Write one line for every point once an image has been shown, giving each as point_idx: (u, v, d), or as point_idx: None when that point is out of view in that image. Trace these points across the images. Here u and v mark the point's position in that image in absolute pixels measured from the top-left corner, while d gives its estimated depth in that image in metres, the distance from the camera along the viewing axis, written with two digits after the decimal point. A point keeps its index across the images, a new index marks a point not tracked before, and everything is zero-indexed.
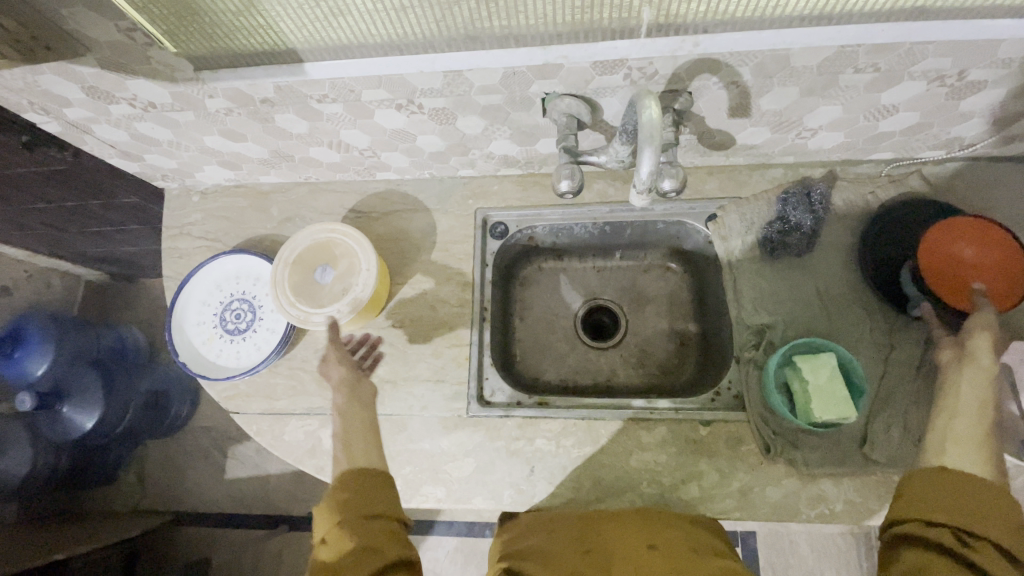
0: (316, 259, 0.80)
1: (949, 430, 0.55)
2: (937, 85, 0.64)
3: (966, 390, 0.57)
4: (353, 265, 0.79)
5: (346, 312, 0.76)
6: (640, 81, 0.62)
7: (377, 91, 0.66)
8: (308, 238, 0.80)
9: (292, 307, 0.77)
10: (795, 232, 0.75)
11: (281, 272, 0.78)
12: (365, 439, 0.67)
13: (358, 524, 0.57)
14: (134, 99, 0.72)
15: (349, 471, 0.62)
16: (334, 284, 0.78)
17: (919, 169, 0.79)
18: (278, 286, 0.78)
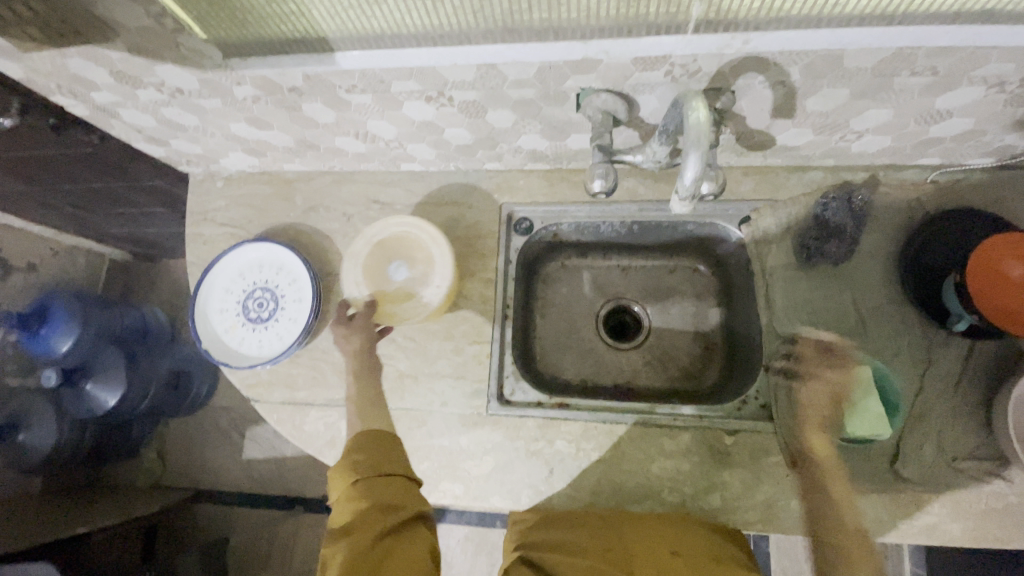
0: (394, 251, 0.81)
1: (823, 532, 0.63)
2: (996, 91, 0.60)
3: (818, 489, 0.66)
4: (426, 275, 0.80)
5: (400, 314, 0.80)
6: (681, 78, 0.59)
7: (407, 82, 0.64)
8: (398, 228, 0.81)
9: (358, 289, 0.81)
10: (834, 239, 0.72)
11: (361, 249, 0.81)
12: (374, 405, 0.75)
13: (372, 483, 0.64)
14: (162, 84, 0.71)
15: (363, 439, 0.68)
16: (402, 284, 0.80)
17: (967, 177, 0.75)
18: (354, 260, 0.81)
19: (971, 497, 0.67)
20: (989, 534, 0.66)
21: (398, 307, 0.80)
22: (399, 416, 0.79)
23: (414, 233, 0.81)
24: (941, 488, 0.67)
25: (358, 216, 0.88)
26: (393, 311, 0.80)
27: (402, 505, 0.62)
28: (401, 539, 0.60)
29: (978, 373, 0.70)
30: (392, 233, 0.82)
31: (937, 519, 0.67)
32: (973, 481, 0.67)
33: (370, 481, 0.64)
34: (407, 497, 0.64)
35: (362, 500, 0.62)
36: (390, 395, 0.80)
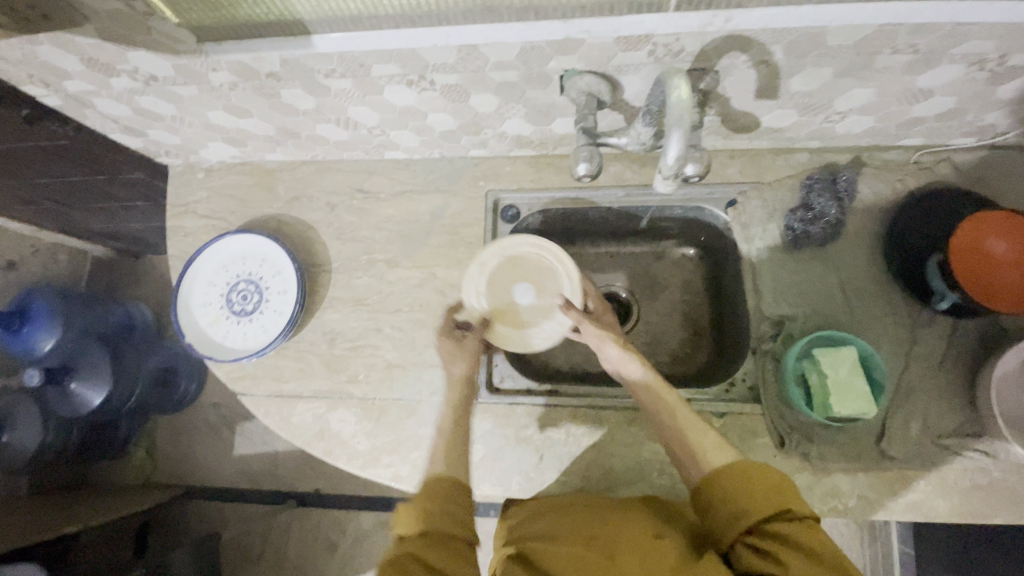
0: (523, 272, 0.78)
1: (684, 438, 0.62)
2: (977, 68, 0.60)
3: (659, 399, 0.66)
4: (552, 308, 0.77)
5: (513, 335, 0.76)
6: (665, 58, 0.59)
7: (387, 65, 0.63)
8: (535, 250, 0.77)
9: (478, 298, 0.78)
10: (818, 222, 0.73)
11: (493, 259, 0.78)
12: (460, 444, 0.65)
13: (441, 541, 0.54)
14: (136, 71, 0.69)
15: (454, 466, 0.62)
16: (525, 309, 0.77)
17: (950, 156, 0.76)
18: (483, 267, 0.78)
19: (955, 473, 0.68)
20: (974, 509, 0.67)
21: (512, 326, 0.77)
22: (389, 406, 0.78)
23: (549, 259, 0.77)
24: (926, 465, 0.68)
25: (342, 206, 0.87)
26: (507, 331, 0.77)
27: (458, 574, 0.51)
28: None
29: (961, 350, 0.70)
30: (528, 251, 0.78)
31: (922, 495, 0.68)
32: (957, 457, 0.68)
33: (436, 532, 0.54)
34: (455, 574, 0.51)
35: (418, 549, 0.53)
36: (379, 385, 0.79)
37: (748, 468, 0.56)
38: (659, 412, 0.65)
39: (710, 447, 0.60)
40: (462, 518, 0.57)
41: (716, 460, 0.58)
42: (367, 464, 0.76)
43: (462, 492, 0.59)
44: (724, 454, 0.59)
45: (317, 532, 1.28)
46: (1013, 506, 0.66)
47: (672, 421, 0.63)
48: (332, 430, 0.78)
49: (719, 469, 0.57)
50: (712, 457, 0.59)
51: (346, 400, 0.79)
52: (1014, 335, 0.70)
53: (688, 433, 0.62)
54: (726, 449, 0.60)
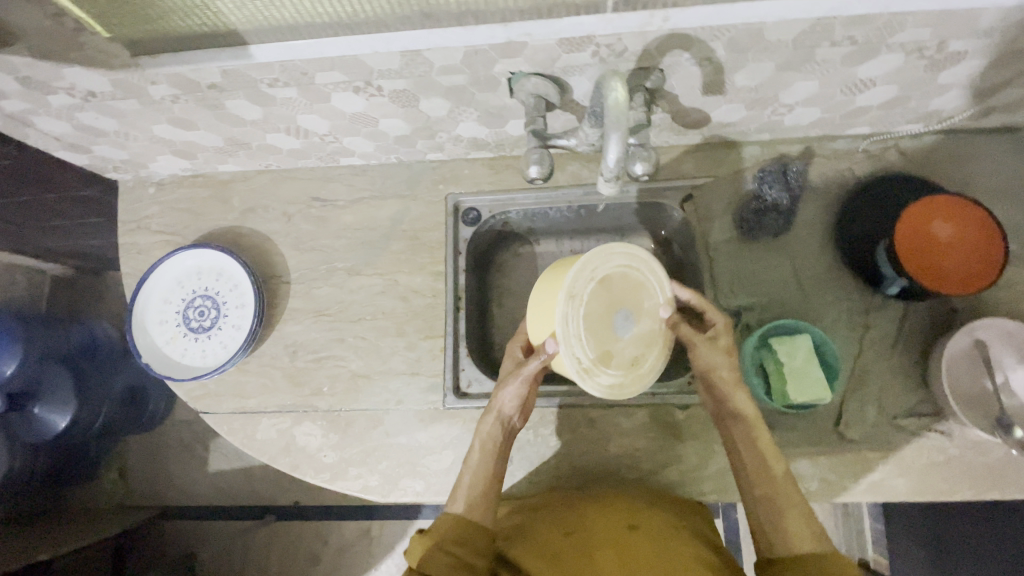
0: (616, 296, 0.61)
1: (786, 513, 0.56)
2: (915, 57, 0.62)
3: (761, 453, 0.60)
4: (653, 331, 0.64)
5: (622, 373, 0.61)
6: (609, 58, 0.59)
7: (332, 73, 0.62)
8: (623, 266, 0.62)
9: (576, 349, 0.58)
10: (771, 211, 0.74)
11: (584, 287, 0.59)
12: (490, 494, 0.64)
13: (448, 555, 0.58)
14: (72, 88, 0.67)
15: (474, 509, 0.62)
16: (627, 342, 0.62)
17: (896, 143, 0.78)
18: (573, 300, 0.58)
19: (913, 453, 0.70)
20: (932, 486, 0.69)
21: (618, 361, 0.61)
22: (355, 416, 0.78)
23: (641, 274, 0.63)
24: (883, 446, 0.70)
25: (300, 215, 0.86)
26: (615, 370, 0.61)
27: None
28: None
29: (913, 332, 0.72)
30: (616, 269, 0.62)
31: (882, 476, 0.69)
32: (914, 437, 0.70)
33: (443, 566, 0.57)
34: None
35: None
36: (345, 396, 0.79)
37: (834, 559, 0.52)
38: (760, 468, 0.59)
39: (799, 528, 0.55)
40: (473, 563, 0.58)
41: (805, 544, 0.54)
42: (336, 477, 0.75)
43: (479, 534, 0.61)
44: (816, 540, 0.54)
45: (297, 545, 1.26)
46: (969, 481, 0.68)
47: (767, 481, 0.58)
48: (299, 444, 0.77)
49: (803, 551, 0.53)
50: (800, 538, 0.54)
51: (312, 413, 0.78)
52: (963, 315, 0.72)
53: (783, 500, 0.57)
54: (816, 529, 0.55)
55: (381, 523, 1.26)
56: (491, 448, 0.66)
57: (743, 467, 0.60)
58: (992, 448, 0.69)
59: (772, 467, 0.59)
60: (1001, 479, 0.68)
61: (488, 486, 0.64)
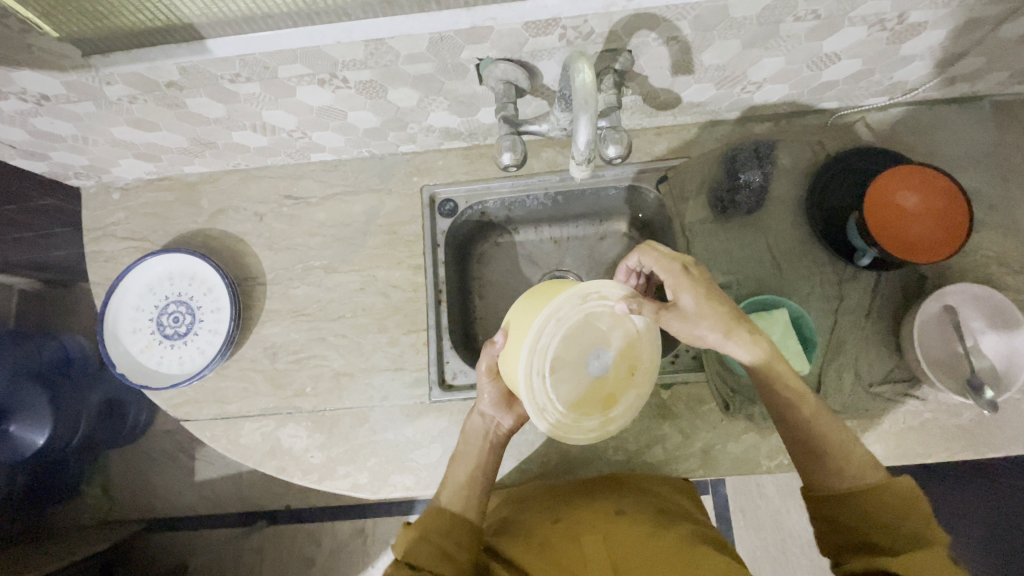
0: (576, 357, 0.57)
1: (825, 448, 0.56)
2: (878, 29, 0.62)
3: (791, 392, 0.56)
4: (628, 336, 0.58)
5: (635, 388, 0.59)
6: (576, 41, 0.59)
7: (294, 65, 0.60)
8: (559, 332, 0.55)
9: (579, 428, 0.58)
10: (744, 189, 0.77)
11: (542, 393, 0.55)
12: (472, 490, 0.66)
13: (430, 539, 0.60)
14: (23, 92, 0.64)
15: (456, 501, 0.65)
16: (616, 369, 0.58)
17: (863, 117, 0.79)
18: (543, 412, 0.55)
19: (889, 418, 0.71)
20: (909, 449, 0.71)
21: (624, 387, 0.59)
22: (340, 415, 0.77)
23: (580, 315, 0.56)
24: (862, 413, 0.71)
25: (271, 214, 0.84)
26: (626, 395, 0.59)
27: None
28: None
29: (885, 301, 0.74)
30: (553, 342, 0.55)
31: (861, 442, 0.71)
32: (890, 403, 0.72)
33: (423, 552, 0.58)
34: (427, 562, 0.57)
35: (407, 568, 0.57)
36: (329, 395, 0.78)
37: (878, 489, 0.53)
38: (791, 412, 0.57)
39: (842, 463, 0.55)
40: (454, 553, 0.60)
41: (850, 481, 0.55)
42: (324, 477, 0.75)
43: (463, 527, 0.63)
44: (859, 474, 0.55)
45: (290, 548, 1.25)
46: (943, 442, 0.71)
47: (801, 423, 0.57)
48: (285, 446, 0.76)
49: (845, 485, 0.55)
50: (843, 476, 0.55)
51: (296, 414, 0.77)
52: (932, 282, 0.74)
53: (819, 439, 0.56)
54: (856, 457, 0.56)
55: (375, 521, 1.25)
56: (477, 443, 0.68)
57: (773, 410, 0.58)
58: (964, 410, 0.71)
59: (806, 407, 0.56)
60: (973, 439, 0.70)
61: (473, 482, 0.66)
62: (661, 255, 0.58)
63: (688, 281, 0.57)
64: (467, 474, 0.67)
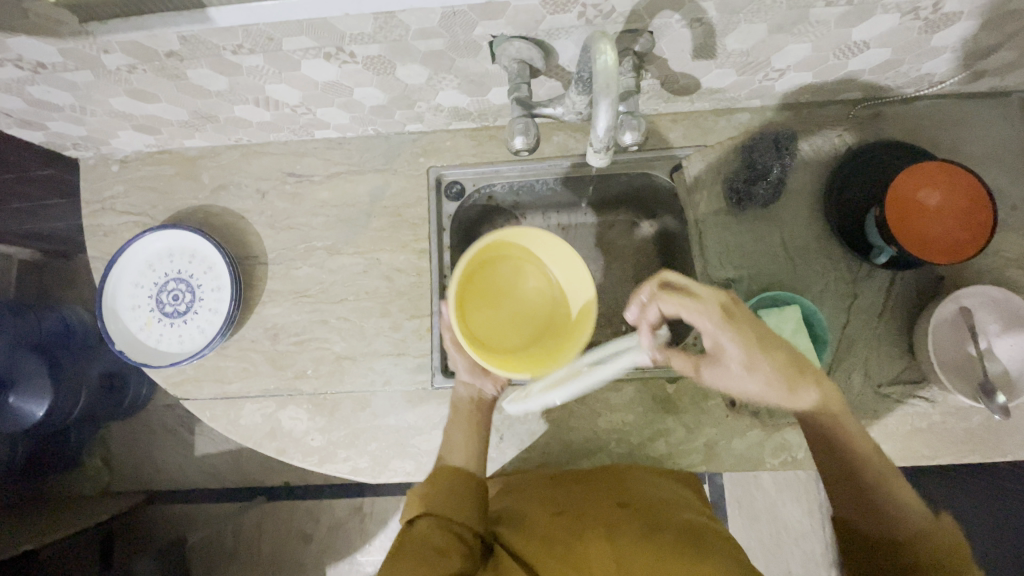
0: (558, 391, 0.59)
1: (879, 490, 0.52)
2: (911, 18, 0.60)
3: (848, 438, 0.53)
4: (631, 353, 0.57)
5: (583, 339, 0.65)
6: (596, 20, 0.56)
7: (300, 38, 0.58)
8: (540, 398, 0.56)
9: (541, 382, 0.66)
10: (762, 180, 0.73)
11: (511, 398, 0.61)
12: (474, 442, 0.69)
13: (443, 484, 0.65)
14: (19, 59, 0.62)
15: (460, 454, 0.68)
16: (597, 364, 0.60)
17: (887, 109, 0.76)
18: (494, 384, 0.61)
19: (896, 420, 0.71)
20: (914, 451, 0.70)
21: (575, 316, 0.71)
22: (341, 399, 0.76)
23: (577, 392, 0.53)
24: (869, 414, 0.71)
25: (274, 192, 0.82)
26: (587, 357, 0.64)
27: (449, 553, 0.57)
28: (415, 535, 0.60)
29: (899, 300, 0.72)
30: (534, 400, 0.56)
31: None
32: (899, 404, 0.71)
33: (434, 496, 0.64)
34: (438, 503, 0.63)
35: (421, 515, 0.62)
36: (330, 378, 0.77)
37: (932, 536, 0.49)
38: (856, 461, 0.53)
39: (896, 509, 0.51)
40: (460, 496, 0.64)
41: (900, 527, 0.51)
42: (324, 460, 0.74)
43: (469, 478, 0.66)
44: (913, 520, 0.51)
45: (289, 524, 1.26)
46: (950, 445, 0.70)
47: (856, 464, 0.53)
48: (285, 428, 0.76)
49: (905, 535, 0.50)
50: (891, 522, 0.51)
51: (296, 397, 0.77)
52: (948, 283, 0.72)
53: (883, 491, 0.52)
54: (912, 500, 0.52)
55: (373, 500, 1.26)
56: (468, 409, 0.71)
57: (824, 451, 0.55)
58: (972, 413, 0.70)
59: (860, 451, 0.53)
60: (980, 442, 0.70)
61: (472, 441, 0.69)
62: (705, 310, 0.50)
63: (736, 338, 0.50)
64: (463, 437, 0.69)
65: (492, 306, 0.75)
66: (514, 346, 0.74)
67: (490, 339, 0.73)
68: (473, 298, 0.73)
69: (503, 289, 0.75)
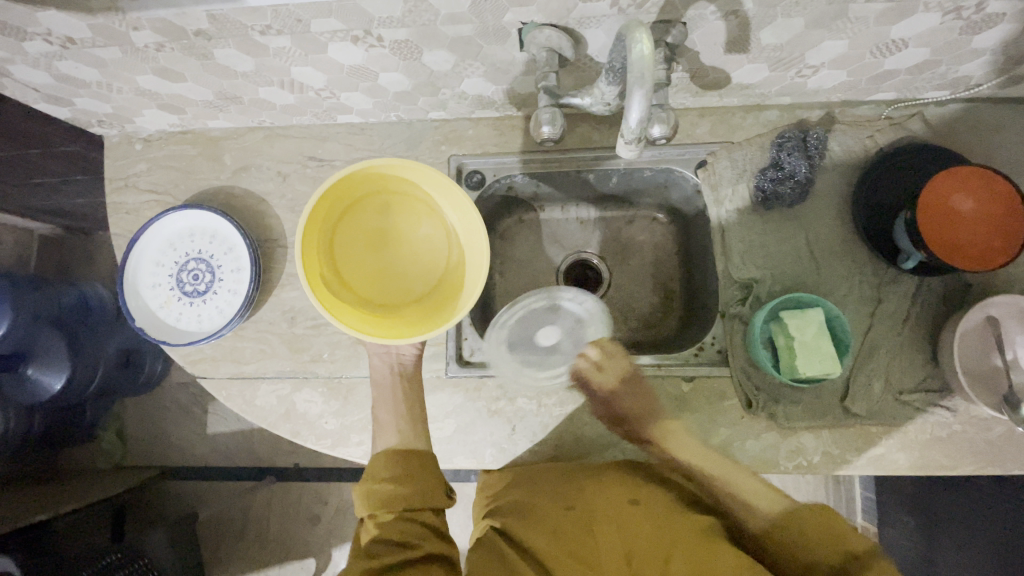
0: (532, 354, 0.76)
1: (752, 491, 0.62)
2: (953, 17, 0.58)
3: (713, 461, 0.65)
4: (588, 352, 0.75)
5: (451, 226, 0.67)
6: (629, 9, 0.56)
7: (328, 20, 0.57)
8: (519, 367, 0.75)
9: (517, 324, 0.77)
10: (789, 180, 0.71)
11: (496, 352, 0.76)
12: (411, 419, 0.68)
13: (394, 475, 0.62)
14: (49, 34, 0.62)
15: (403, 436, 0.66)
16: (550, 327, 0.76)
17: (921, 111, 0.74)
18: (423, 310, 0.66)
19: (915, 427, 0.69)
20: (934, 460, 0.69)
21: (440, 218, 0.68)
22: (356, 384, 0.76)
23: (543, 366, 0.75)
24: (888, 421, 0.69)
25: (295, 175, 0.82)
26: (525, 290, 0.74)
27: (419, 545, 0.58)
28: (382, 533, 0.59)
29: (925, 307, 0.71)
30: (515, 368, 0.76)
31: (884, 450, 0.70)
32: (918, 412, 0.69)
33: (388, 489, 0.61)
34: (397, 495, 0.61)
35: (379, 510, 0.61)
36: (346, 362, 0.77)
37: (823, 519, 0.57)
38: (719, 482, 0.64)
39: (768, 499, 0.61)
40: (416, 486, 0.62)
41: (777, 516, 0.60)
42: (337, 443, 0.75)
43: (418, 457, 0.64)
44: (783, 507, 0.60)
45: (297, 505, 1.28)
46: (970, 456, 0.68)
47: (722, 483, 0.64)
48: (300, 411, 0.76)
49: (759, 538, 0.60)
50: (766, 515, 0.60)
51: (312, 379, 0.77)
52: (976, 291, 0.71)
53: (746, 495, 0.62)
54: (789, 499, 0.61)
55: None
56: (388, 381, 0.70)
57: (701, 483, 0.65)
58: (993, 425, 0.69)
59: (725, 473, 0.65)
60: (1002, 454, 0.68)
61: (404, 417, 0.68)
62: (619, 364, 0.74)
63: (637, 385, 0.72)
64: (392, 414, 0.68)
65: (384, 268, 0.70)
66: (429, 280, 0.71)
67: (401, 299, 0.70)
68: (351, 273, 0.68)
69: (377, 242, 0.70)
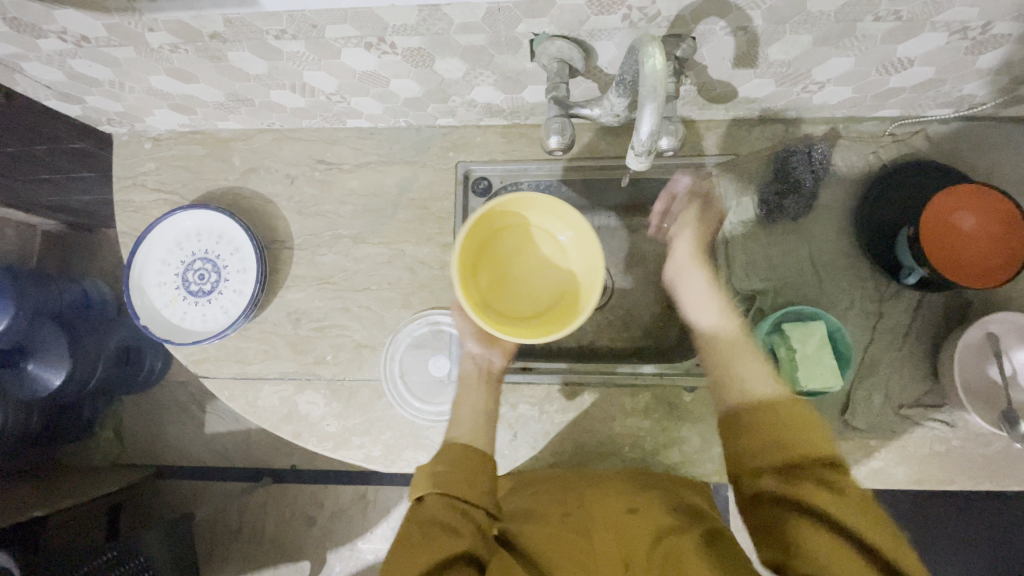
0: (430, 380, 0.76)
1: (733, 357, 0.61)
2: (958, 37, 0.59)
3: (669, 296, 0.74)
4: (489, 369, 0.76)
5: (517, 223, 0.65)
6: (639, 23, 0.57)
7: (343, 26, 0.58)
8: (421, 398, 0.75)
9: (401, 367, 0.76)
10: (794, 193, 0.72)
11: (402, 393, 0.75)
12: (486, 424, 0.67)
13: (456, 463, 0.61)
14: (64, 32, 0.63)
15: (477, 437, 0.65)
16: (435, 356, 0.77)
17: (924, 128, 0.75)
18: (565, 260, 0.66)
19: (915, 442, 0.70)
20: (932, 475, 0.69)
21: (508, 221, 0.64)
22: (359, 387, 0.76)
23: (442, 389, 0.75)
24: (887, 434, 0.70)
25: (303, 177, 0.83)
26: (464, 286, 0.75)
27: (461, 533, 0.55)
28: (438, 516, 0.57)
29: (926, 323, 0.72)
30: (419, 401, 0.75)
31: (882, 463, 0.70)
32: (918, 427, 0.70)
33: (451, 477, 0.60)
34: (455, 481, 0.60)
35: (436, 494, 0.59)
36: (349, 365, 0.77)
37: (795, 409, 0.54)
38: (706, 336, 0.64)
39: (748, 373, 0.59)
40: (478, 484, 0.60)
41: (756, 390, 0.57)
42: (338, 446, 0.75)
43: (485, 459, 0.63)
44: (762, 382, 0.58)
45: (294, 506, 1.28)
46: (968, 472, 0.69)
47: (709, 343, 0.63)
48: (302, 412, 0.76)
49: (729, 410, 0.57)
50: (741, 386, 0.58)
51: (314, 381, 0.77)
52: (976, 308, 0.71)
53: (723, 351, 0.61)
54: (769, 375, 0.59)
55: (376, 488, 1.27)
56: (472, 380, 0.70)
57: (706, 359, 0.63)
58: (993, 441, 0.69)
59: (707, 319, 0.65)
60: (1000, 470, 0.69)
61: (479, 419, 0.67)
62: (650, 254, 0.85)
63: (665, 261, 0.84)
64: (471, 411, 0.68)
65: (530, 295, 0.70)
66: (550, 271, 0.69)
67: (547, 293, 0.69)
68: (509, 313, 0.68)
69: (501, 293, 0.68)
